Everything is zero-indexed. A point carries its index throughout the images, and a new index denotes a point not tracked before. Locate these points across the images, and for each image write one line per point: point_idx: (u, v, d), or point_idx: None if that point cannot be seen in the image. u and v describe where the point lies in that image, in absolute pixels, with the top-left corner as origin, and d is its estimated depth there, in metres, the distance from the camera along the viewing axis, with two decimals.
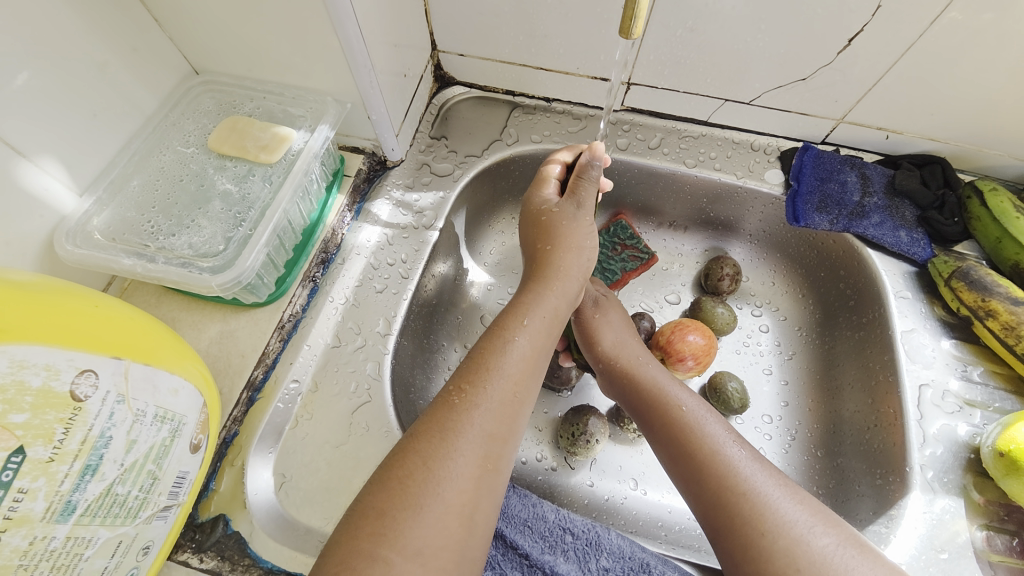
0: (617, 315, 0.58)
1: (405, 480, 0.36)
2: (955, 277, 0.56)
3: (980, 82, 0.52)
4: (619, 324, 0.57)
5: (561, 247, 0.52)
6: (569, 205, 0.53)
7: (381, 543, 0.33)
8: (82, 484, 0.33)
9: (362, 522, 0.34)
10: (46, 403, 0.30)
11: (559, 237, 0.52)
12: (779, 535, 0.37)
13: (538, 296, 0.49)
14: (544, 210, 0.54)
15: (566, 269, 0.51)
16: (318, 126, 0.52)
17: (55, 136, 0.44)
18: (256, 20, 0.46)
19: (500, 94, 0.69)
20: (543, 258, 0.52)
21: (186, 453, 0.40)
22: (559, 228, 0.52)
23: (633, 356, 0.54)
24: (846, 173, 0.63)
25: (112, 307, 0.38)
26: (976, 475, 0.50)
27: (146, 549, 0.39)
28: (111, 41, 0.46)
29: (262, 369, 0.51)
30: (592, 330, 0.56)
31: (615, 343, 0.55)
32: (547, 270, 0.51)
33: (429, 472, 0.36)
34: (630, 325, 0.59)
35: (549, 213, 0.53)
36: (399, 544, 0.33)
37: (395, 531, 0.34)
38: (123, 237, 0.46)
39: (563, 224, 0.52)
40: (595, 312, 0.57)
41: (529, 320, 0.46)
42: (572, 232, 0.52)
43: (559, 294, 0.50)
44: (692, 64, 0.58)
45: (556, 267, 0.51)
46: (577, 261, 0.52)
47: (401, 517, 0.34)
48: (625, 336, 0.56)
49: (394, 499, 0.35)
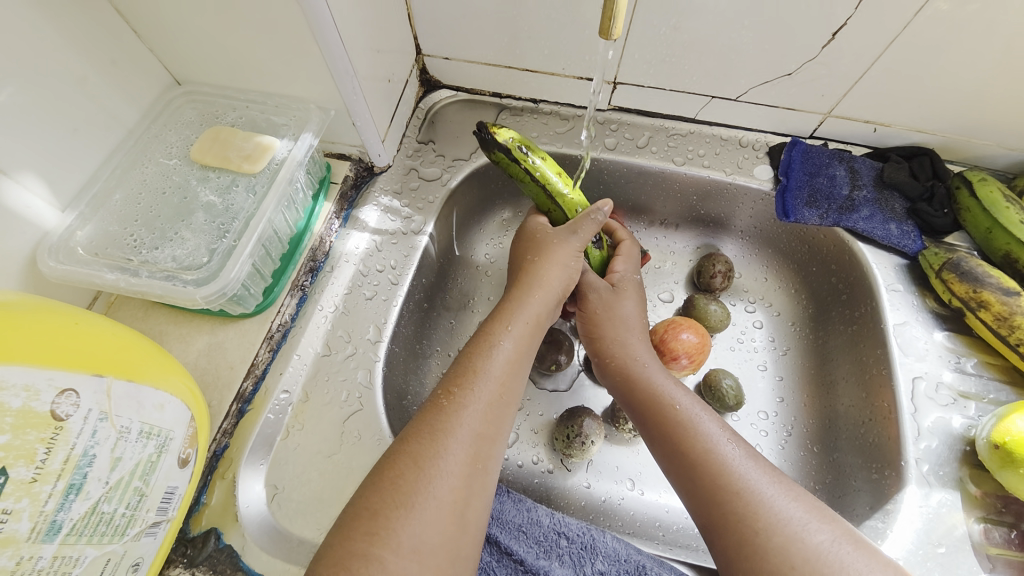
0: (628, 305, 0.56)
1: (397, 480, 0.36)
2: (946, 269, 0.55)
3: (966, 71, 0.52)
4: (630, 314, 0.55)
5: (546, 259, 0.51)
6: (564, 231, 0.52)
7: (375, 542, 0.33)
8: (66, 503, 0.32)
9: (357, 522, 0.34)
10: (27, 424, 0.30)
11: (545, 251, 0.52)
12: (774, 533, 0.37)
13: (523, 302, 0.48)
14: (539, 231, 0.54)
15: (550, 280, 0.50)
16: (301, 134, 0.52)
17: (34, 152, 0.43)
18: (237, 29, 0.46)
19: (487, 96, 0.69)
20: (527, 268, 0.51)
21: (175, 468, 0.40)
22: (549, 244, 0.52)
23: (630, 352, 0.53)
24: (835, 167, 0.63)
25: (93, 323, 0.37)
26: (972, 467, 0.50)
27: (136, 565, 0.38)
28: (89, 53, 0.46)
29: (252, 380, 0.50)
30: (595, 326, 0.55)
31: (614, 337, 0.54)
32: (530, 279, 0.50)
33: (419, 471, 0.36)
34: (641, 317, 0.56)
35: (543, 233, 0.54)
36: (393, 542, 0.33)
37: (389, 530, 0.34)
38: (106, 252, 0.45)
39: (555, 243, 0.52)
40: (599, 308, 0.55)
41: (514, 325, 0.46)
42: (560, 249, 0.52)
43: (542, 301, 0.49)
44: (676, 62, 0.58)
45: (539, 275, 0.50)
46: (561, 273, 0.51)
47: (394, 515, 0.34)
48: (631, 330, 0.54)
49: (388, 498, 0.35)
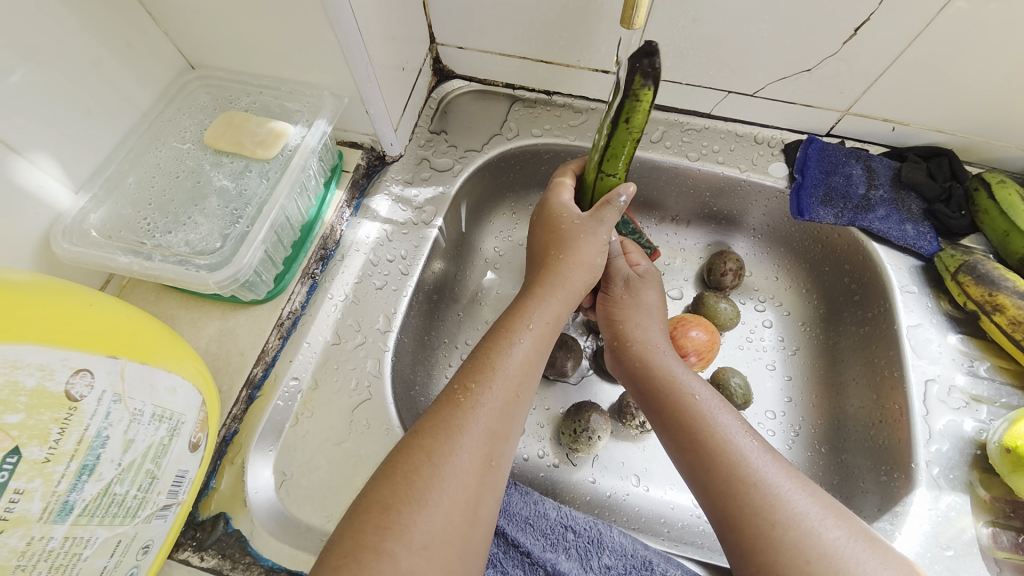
0: (652, 293, 0.56)
1: (410, 475, 0.36)
2: (962, 271, 0.55)
3: (988, 71, 0.51)
4: (653, 303, 0.56)
5: (571, 258, 0.50)
6: (591, 221, 0.51)
7: (387, 536, 0.33)
8: (79, 484, 0.32)
9: (367, 516, 0.34)
10: (40, 404, 0.30)
11: (570, 247, 0.50)
12: (790, 527, 0.37)
13: (543, 300, 0.48)
14: (563, 218, 0.52)
15: (572, 279, 0.50)
16: (316, 121, 0.52)
17: (48, 133, 0.43)
18: (252, 12, 0.46)
19: (501, 87, 0.68)
20: (549, 264, 0.50)
21: (186, 452, 0.40)
22: (576, 237, 0.51)
23: (651, 343, 0.53)
24: (851, 166, 0.62)
25: (108, 305, 0.37)
26: (982, 471, 0.50)
27: (146, 547, 0.38)
28: (104, 34, 0.45)
29: (262, 366, 0.50)
30: (619, 311, 0.55)
31: (637, 326, 0.54)
32: (552, 275, 0.50)
33: (433, 467, 0.36)
34: (663, 307, 0.57)
35: (567, 222, 0.51)
36: (405, 537, 0.33)
37: (401, 525, 0.34)
38: (120, 234, 0.45)
39: (582, 236, 0.51)
40: (626, 294, 0.56)
41: (534, 323, 0.46)
42: (587, 245, 0.51)
43: (563, 301, 0.49)
44: (693, 56, 0.57)
45: (563, 275, 0.50)
46: (584, 273, 0.50)
47: (406, 511, 0.34)
48: (653, 320, 0.55)
49: (400, 493, 0.35)
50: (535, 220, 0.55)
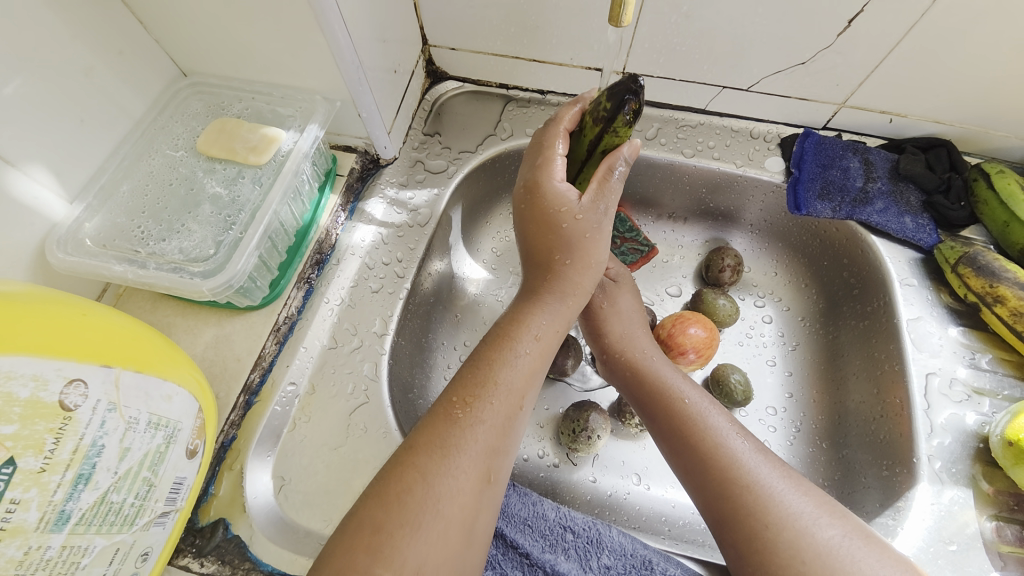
0: (627, 300, 0.57)
1: (403, 496, 0.36)
2: (963, 263, 0.54)
3: (985, 60, 0.51)
4: (629, 311, 0.56)
5: (580, 264, 0.48)
6: (594, 212, 0.46)
7: (378, 561, 0.33)
8: (75, 493, 0.32)
9: (359, 537, 0.34)
10: (35, 414, 0.30)
11: (578, 252, 0.47)
12: (783, 528, 0.37)
13: (547, 311, 0.47)
14: (562, 212, 0.47)
15: (581, 284, 0.48)
16: (308, 125, 0.52)
17: (42, 144, 0.43)
18: (242, 18, 0.46)
19: (494, 87, 0.68)
20: (556, 270, 0.48)
21: (183, 459, 0.40)
22: (583, 240, 0.47)
23: (638, 349, 0.53)
24: (849, 159, 0.61)
25: (102, 314, 0.38)
26: (985, 465, 0.49)
27: (145, 555, 0.39)
28: (95, 43, 0.46)
29: (259, 372, 0.50)
30: (599, 321, 0.55)
31: (621, 335, 0.54)
32: (558, 283, 0.48)
33: (428, 488, 0.36)
34: (641, 313, 0.57)
35: (568, 218, 0.46)
36: (397, 561, 0.33)
37: (393, 549, 0.33)
38: (114, 243, 0.46)
39: (588, 237, 0.47)
40: (603, 301, 0.55)
41: (540, 333, 0.46)
42: (594, 247, 0.47)
43: (570, 311, 0.48)
44: (687, 51, 0.57)
45: (573, 281, 0.48)
46: (592, 278, 0.49)
47: (400, 534, 0.34)
48: (633, 326, 0.55)
49: (393, 514, 0.35)
50: (525, 210, 0.49)
